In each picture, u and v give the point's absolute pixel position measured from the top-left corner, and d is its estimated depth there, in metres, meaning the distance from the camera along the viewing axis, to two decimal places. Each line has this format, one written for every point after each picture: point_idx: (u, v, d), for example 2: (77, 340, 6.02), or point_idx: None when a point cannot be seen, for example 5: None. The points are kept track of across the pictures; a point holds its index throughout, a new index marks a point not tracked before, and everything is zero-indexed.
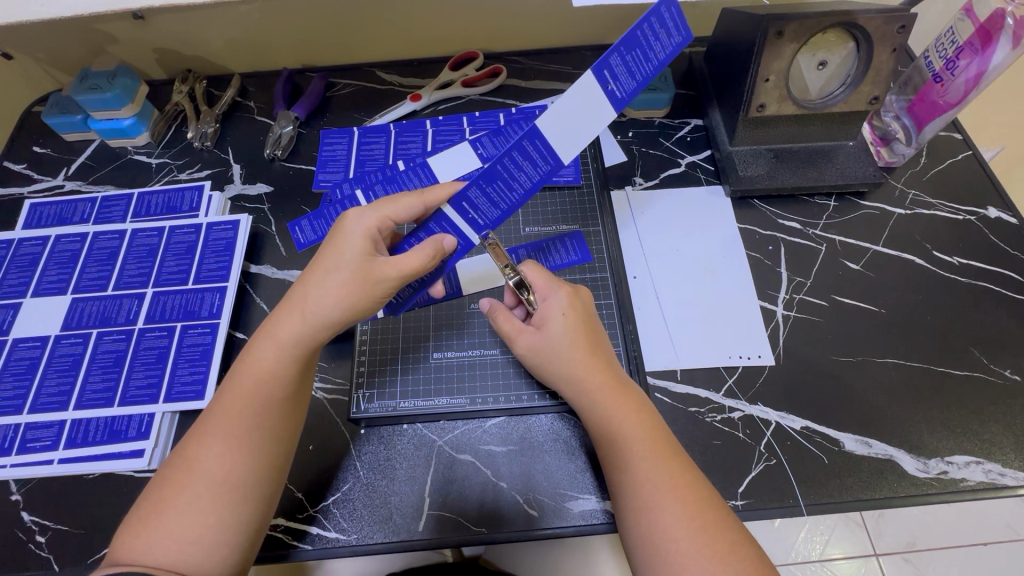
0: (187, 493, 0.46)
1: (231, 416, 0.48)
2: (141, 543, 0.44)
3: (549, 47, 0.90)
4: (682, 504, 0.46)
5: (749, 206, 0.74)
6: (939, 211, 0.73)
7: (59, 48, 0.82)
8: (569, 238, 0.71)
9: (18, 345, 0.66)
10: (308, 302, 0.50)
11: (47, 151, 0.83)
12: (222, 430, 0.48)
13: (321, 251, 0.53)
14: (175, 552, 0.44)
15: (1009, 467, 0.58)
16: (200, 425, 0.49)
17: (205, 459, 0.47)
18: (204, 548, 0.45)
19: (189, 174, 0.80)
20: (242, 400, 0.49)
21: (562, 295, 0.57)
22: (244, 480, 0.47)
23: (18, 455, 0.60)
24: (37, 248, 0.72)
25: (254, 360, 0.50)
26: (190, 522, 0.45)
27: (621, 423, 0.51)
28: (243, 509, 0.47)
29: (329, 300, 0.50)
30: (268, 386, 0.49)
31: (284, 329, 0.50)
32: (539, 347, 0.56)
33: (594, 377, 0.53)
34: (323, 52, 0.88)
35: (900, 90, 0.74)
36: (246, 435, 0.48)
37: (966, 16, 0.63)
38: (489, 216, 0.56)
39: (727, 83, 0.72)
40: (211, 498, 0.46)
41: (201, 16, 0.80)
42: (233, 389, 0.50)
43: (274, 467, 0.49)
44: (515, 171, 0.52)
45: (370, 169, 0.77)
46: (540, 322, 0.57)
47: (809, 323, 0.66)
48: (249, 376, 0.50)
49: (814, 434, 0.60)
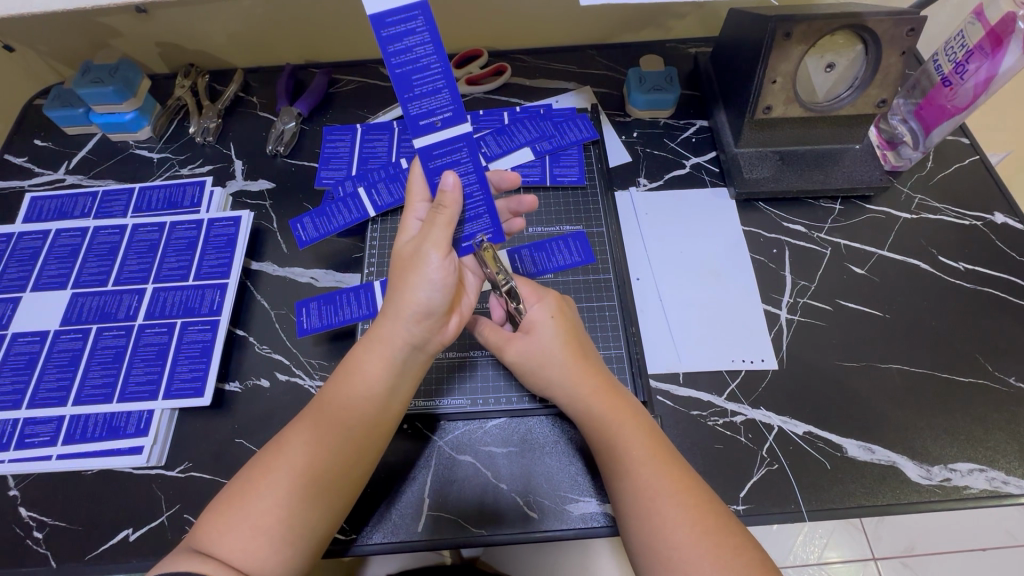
0: (271, 488, 0.46)
1: (330, 415, 0.49)
2: (217, 538, 0.44)
3: (553, 45, 0.90)
4: (692, 514, 0.46)
5: (754, 208, 0.74)
6: (946, 216, 0.72)
7: (61, 41, 0.82)
8: (573, 239, 0.70)
9: (17, 340, 0.65)
10: (409, 302, 0.50)
11: (48, 144, 0.83)
12: (323, 427, 0.49)
13: (400, 262, 0.52)
14: (250, 552, 0.44)
15: (1013, 474, 0.58)
16: (294, 426, 0.49)
17: (298, 455, 0.47)
18: (274, 555, 0.44)
19: (191, 169, 0.80)
20: (342, 406, 0.50)
21: (548, 300, 0.59)
22: (328, 482, 0.47)
23: (16, 451, 0.59)
24: (38, 242, 0.72)
25: (361, 365, 0.51)
26: (270, 519, 0.45)
27: (617, 427, 0.52)
28: (322, 514, 0.47)
29: (433, 291, 0.50)
30: (370, 389, 0.51)
31: (392, 331, 0.51)
32: (531, 355, 0.56)
33: (587, 380, 0.54)
34: (325, 47, 0.88)
35: (908, 94, 0.73)
36: (340, 441, 0.49)
37: (977, 20, 0.62)
38: (447, 101, 0.50)
39: (734, 85, 0.72)
40: (297, 497, 0.46)
41: (202, 10, 0.79)
42: (335, 397, 0.50)
43: (356, 475, 0.50)
44: (410, 54, 0.47)
45: (373, 166, 0.77)
46: (528, 327, 0.57)
47: (813, 326, 0.66)
48: (358, 379, 0.51)
49: (817, 440, 0.60)
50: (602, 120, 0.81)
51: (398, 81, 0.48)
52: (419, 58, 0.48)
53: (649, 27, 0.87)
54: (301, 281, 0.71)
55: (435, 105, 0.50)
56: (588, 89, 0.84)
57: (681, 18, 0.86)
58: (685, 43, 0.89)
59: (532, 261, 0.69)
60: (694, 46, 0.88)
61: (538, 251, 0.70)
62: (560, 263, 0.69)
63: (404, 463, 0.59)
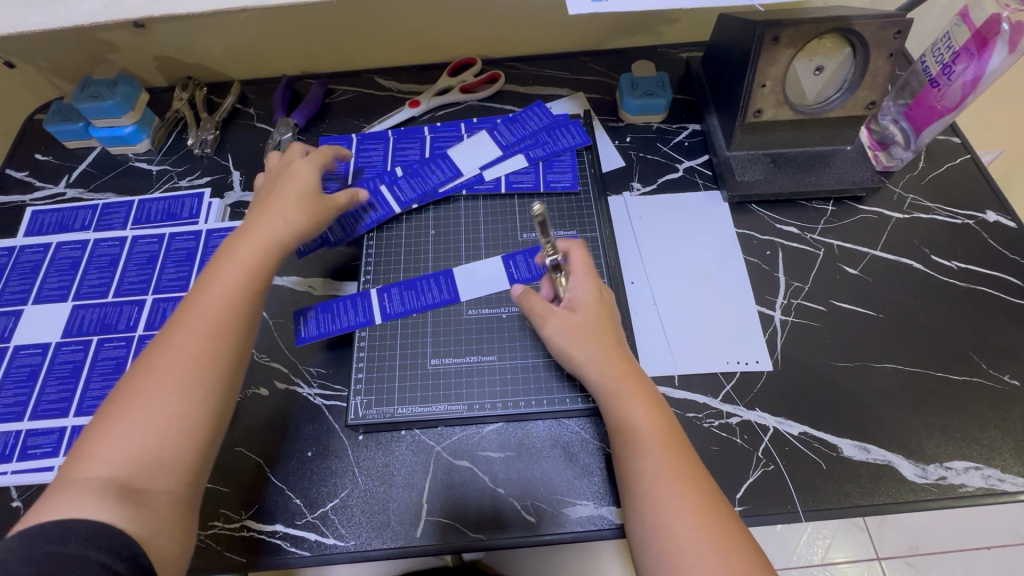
0: (153, 390, 0.47)
1: (199, 304, 0.52)
2: (89, 464, 0.44)
3: (546, 52, 0.90)
4: (698, 512, 0.46)
5: (747, 210, 0.74)
6: (938, 216, 0.73)
7: (60, 56, 0.83)
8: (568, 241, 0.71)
9: (20, 352, 0.66)
10: (267, 222, 0.59)
11: (49, 158, 0.84)
12: (197, 319, 0.51)
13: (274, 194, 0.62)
14: (134, 453, 0.45)
15: (1008, 472, 0.58)
16: (168, 325, 0.52)
17: (182, 348, 0.49)
18: (162, 454, 0.45)
19: (189, 181, 0.81)
20: (213, 297, 0.53)
21: (591, 283, 0.60)
22: (217, 369, 0.50)
23: (19, 462, 0.60)
24: (39, 255, 0.73)
25: (231, 259, 0.56)
26: (161, 419, 0.46)
27: (633, 420, 0.52)
28: (206, 403, 0.48)
29: (297, 219, 0.60)
30: (252, 280, 0.55)
31: (264, 233, 0.58)
32: (572, 327, 0.57)
33: (614, 360, 0.55)
34: (322, 59, 0.89)
35: (898, 94, 0.73)
36: (217, 329, 0.51)
37: (963, 22, 0.63)
38: (407, 198, 0.74)
39: (724, 88, 0.73)
40: (183, 386, 0.48)
41: (199, 24, 0.80)
42: (201, 294, 0.53)
43: (232, 361, 0.51)
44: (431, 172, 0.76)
45: (368, 176, 0.78)
46: (572, 306, 0.59)
47: (807, 327, 0.66)
48: (228, 271, 0.55)
49: (812, 440, 0.60)
50: (595, 125, 0.82)
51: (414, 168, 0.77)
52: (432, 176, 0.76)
53: (641, 32, 0.88)
54: (298, 290, 0.71)
55: (403, 188, 0.75)
56: (581, 95, 0.85)
57: (673, 24, 0.87)
58: (677, 48, 0.90)
59: (527, 266, 0.70)
60: (686, 51, 0.89)
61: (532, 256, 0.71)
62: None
63: (403, 471, 0.60)
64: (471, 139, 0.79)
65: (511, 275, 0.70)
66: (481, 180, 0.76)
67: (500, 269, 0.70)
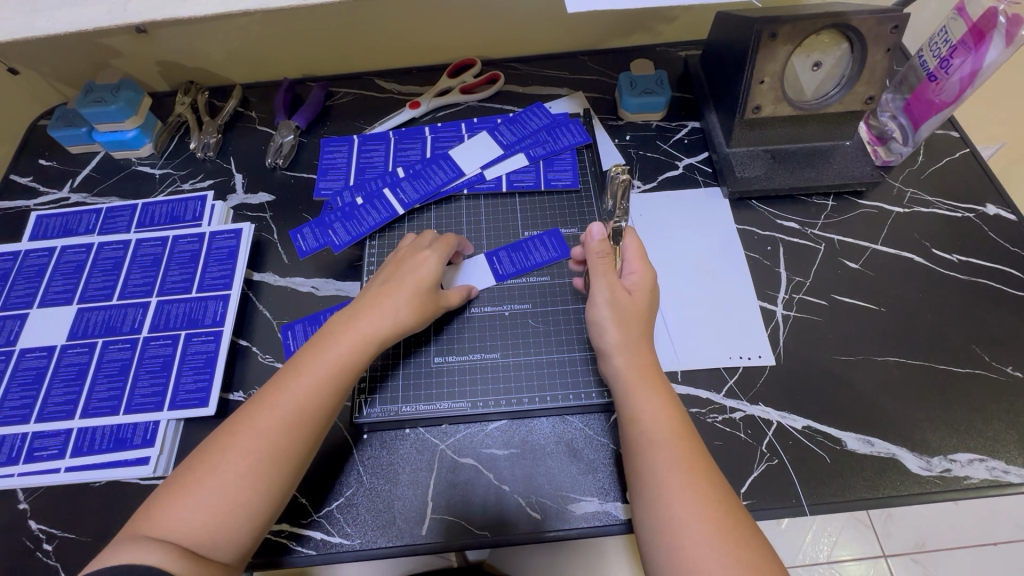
0: (234, 459, 0.47)
1: (293, 386, 0.51)
2: (165, 515, 0.45)
3: (545, 52, 0.91)
4: (705, 504, 0.46)
5: (747, 206, 0.74)
6: (938, 209, 0.73)
7: (63, 62, 0.84)
8: (547, 233, 0.73)
9: (25, 355, 0.67)
10: (373, 315, 0.56)
11: (53, 163, 0.84)
12: (290, 400, 0.50)
13: (389, 278, 0.60)
14: (207, 518, 0.45)
15: (1013, 464, 0.58)
16: (264, 390, 0.51)
17: (269, 429, 0.49)
18: (228, 525, 0.46)
19: (192, 184, 0.81)
20: (309, 385, 0.51)
21: (648, 272, 0.60)
22: (293, 453, 0.49)
23: (25, 464, 0.60)
24: (44, 259, 0.73)
25: (338, 344, 0.54)
26: (236, 492, 0.46)
27: (644, 410, 0.52)
28: (278, 483, 0.48)
29: (401, 314, 0.57)
30: (346, 373, 0.53)
31: (369, 326, 0.55)
32: (628, 309, 0.58)
33: (636, 358, 0.55)
34: (322, 62, 0.89)
35: (896, 90, 0.74)
36: (304, 417, 0.50)
37: (959, 16, 0.63)
38: (412, 197, 0.75)
39: (723, 85, 0.73)
40: (262, 467, 0.48)
41: (200, 29, 0.81)
42: (295, 377, 0.51)
43: (309, 450, 0.50)
44: (433, 175, 0.76)
45: (370, 176, 0.78)
46: (628, 287, 0.60)
47: (809, 322, 0.66)
48: (330, 360, 0.53)
49: (816, 433, 0.60)
50: (594, 123, 0.82)
51: (417, 169, 0.77)
52: (434, 179, 0.76)
53: (639, 32, 0.89)
54: (301, 290, 0.72)
55: (404, 190, 0.75)
56: (581, 94, 0.85)
57: (671, 22, 0.87)
58: (675, 46, 0.90)
59: (510, 261, 0.71)
60: (684, 49, 0.90)
61: (513, 252, 0.72)
62: (540, 259, 0.71)
63: (407, 469, 0.60)
64: (470, 141, 0.79)
65: (496, 270, 0.70)
66: (482, 180, 0.76)
67: (485, 265, 0.71)
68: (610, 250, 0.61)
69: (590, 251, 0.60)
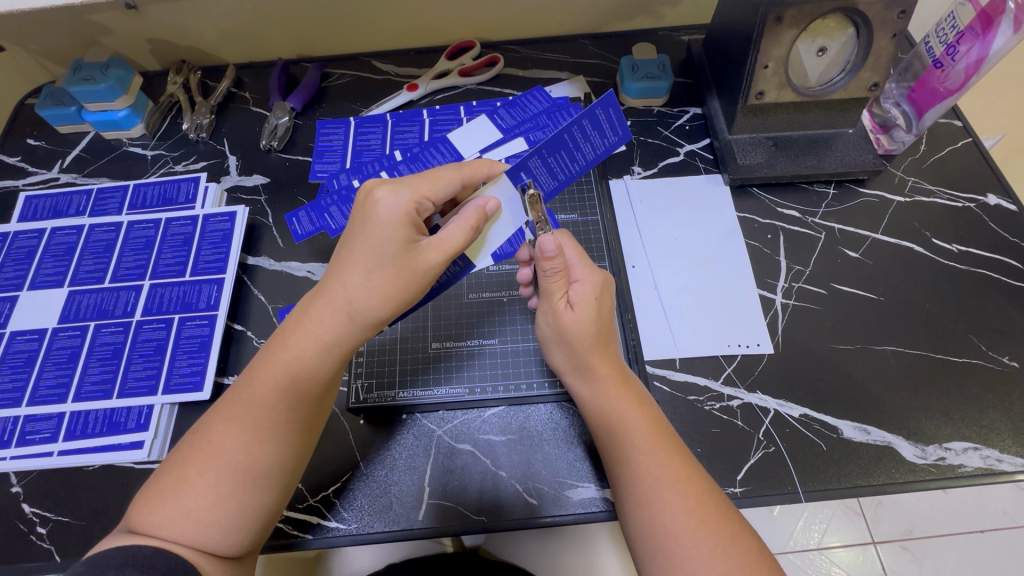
0: (200, 479, 0.44)
1: (244, 403, 0.46)
2: (153, 514, 0.43)
3: (546, 35, 0.90)
4: (691, 500, 0.46)
5: (747, 194, 0.74)
6: (939, 199, 0.73)
7: (53, 39, 0.82)
8: (600, 108, 0.50)
9: (17, 338, 0.66)
10: (328, 309, 0.47)
11: (41, 143, 0.83)
12: (245, 416, 0.45)
13: (351, 242, 0.48)
14: (183, 540, 0.43)
15: (1007, 452, 0.58)
16: (228, 398, 0.47)
17: (227, 449, 0.45)
18: (208, 543, 0.44)
19: (185, 166, 0.80)
20: (261, 401, 0.46)
21: (593, 280, 0.54)
22: (268, 473, 0.46)
23: (17, 448, 0.60)
24: (34, 241, 0.72)
25: (289, 352, 0.47)
26: (208, 513, 0.44)
27: (617, 413, 0.52)
28: (258, 504, 0.46)
29: (367, 292, 0.47)
30: (302, 384, 0.47)
31: (324, 328, 0.47)
32: (567, 329, 0.54)
33: (602, 368, 0.54)
34: (318, 42, 0.88)
35: (900, 77, 0.73)
36: (267, 436, 0.46)
37: (969, 1, 0.62)
38: None
39: (726, 71, 0.72)
40: (232, 489, 0.44)
41: (193, 5, 0.79)
42: (250, 389, 0.46)
43: (283, 469, 0.47)
44: (432, 160, 0.74)
45: (367, 159, 0.77)
46: (571, 302, 0.54)
47: (808, 310, 0.66)
48: (281, 368, 0.46)
49: (813, 422, 0.60)
50: None
51: (415, 155, 0.75)
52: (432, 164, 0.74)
53: (641, 15, 0.87)
54: (297, 276, 0.71)
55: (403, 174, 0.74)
56: (582, 78, 0.83)
57: (674, 6, 0.86)
58: (678, 30, 0.89)
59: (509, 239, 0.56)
60: (687, 33, 0.88)
61: (554, 154, 0.51)
62: (590, 154, 0.53)
63: (404, 453, 0.60)
64: (470, 123, 0.77)
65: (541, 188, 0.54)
66: None
67: (512, 191, 0.51)
68: (562, 263, 0.52)
69: (542, 267, 0.52)
